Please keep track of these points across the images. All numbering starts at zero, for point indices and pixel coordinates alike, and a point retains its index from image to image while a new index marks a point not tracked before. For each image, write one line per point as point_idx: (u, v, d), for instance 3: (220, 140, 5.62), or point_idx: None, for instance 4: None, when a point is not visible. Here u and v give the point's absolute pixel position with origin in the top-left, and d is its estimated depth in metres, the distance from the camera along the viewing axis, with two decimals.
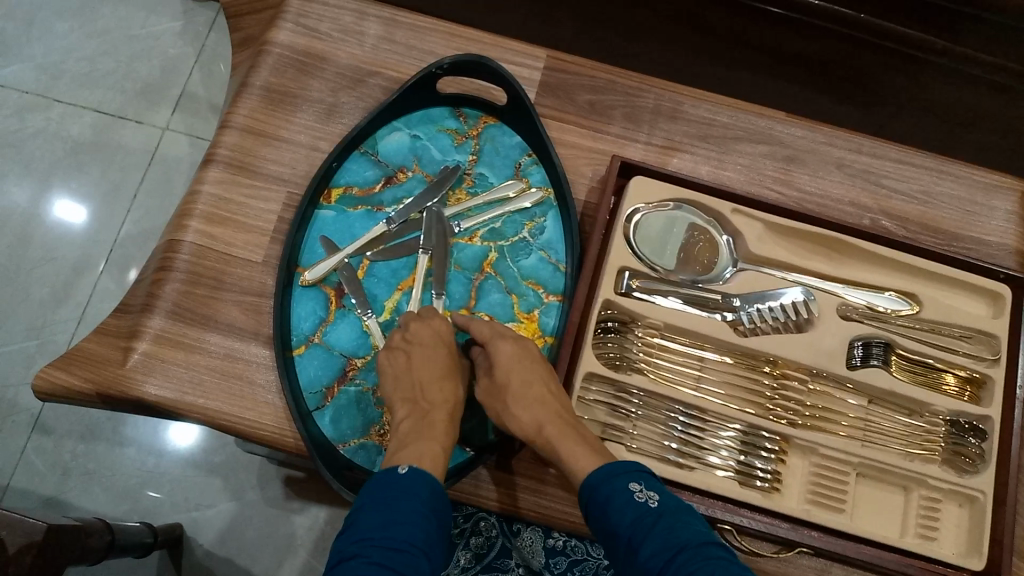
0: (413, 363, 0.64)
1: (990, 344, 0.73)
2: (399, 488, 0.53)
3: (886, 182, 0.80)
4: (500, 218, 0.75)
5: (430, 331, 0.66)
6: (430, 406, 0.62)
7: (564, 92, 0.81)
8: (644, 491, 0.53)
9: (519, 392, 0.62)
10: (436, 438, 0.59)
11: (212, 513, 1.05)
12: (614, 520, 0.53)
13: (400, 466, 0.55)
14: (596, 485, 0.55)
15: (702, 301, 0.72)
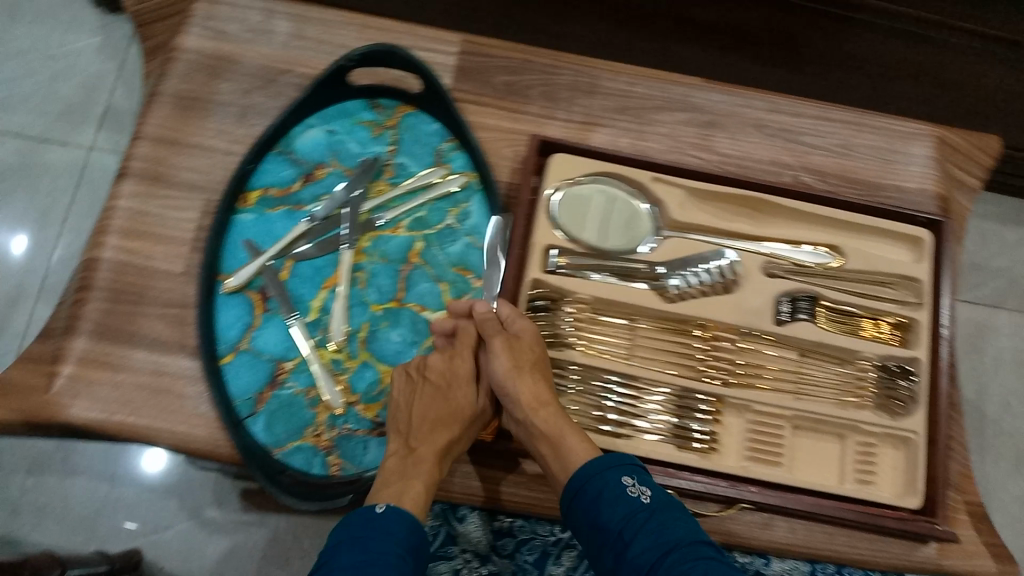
0: (415, 394, 0.66)
1: (914, 288, 0.75)
2: (377, 529, 0.56)
3: (805, 139, 0.80)
4: (425, 207, 0.75)
5: (437, 357, 0.68)
6: (418, 447, 0.63)
7: (482, 75, 0.79)
8: (635, 487, 0.57)
9: (526, 380, 0.64)
10: (418, 481, 0.61)
11: (166, 533, 1.03)
12: (604, 513, 0.57)
13: (378, 504, 0.58)
14: (588, 478, 0.59)
15: (630, 272, 0.74)
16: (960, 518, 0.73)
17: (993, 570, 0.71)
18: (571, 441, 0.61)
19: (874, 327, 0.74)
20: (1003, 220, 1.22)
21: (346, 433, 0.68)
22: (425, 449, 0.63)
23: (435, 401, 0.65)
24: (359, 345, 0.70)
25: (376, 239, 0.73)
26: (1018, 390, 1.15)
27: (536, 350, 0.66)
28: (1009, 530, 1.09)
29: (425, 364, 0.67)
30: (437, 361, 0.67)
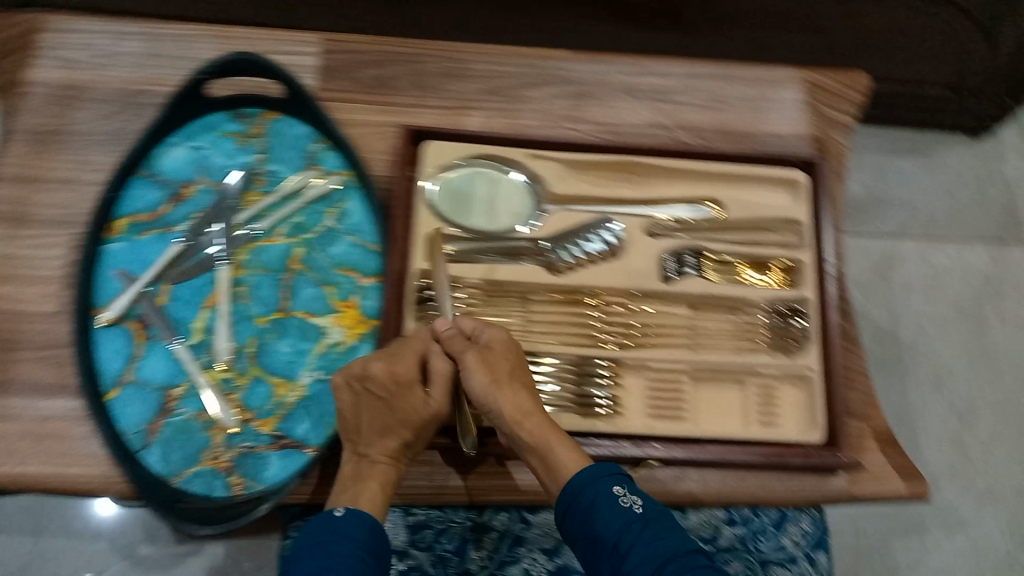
0: (361, 404, 0.63)
1: (795, 230, 0.76)
2: (336, 533, 0.57)
3: (674, 99, 0.81)
4: (301, 211, 0.74)
5: (385, 366, 0.63)
6: (367, 451, 0.62)
7: (348, 72, 0.78)
8: (628, 495, 0.56)
9: (506, 392, 0.62)
10: (372, 481, 0.61)
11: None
12: (599, 524, 0.55)
13: (337, 508, 0.59)
14: (582, 488, 0.57)
15: (517, 250, 0.74)
16: (867, 444, 0.75)
17: (903, 491, 0.74)
18: (559, 452, 0.60)
19: (753, 273, 0.76)
20: (898, 151, 1.23)
21: (244, 452, 0.68)
22: (376, 451, 0.62)
23: (387, 408, 0.62)
24: (248, 361, 0.70)
25: (254, 251, 0.73)
26: (932, 315, 1.17)
27: (509, 359, 0.63)
28: (932, 450, 1.13)
29: (368, 374, 0.62)
30: (386, 372, 0.62)
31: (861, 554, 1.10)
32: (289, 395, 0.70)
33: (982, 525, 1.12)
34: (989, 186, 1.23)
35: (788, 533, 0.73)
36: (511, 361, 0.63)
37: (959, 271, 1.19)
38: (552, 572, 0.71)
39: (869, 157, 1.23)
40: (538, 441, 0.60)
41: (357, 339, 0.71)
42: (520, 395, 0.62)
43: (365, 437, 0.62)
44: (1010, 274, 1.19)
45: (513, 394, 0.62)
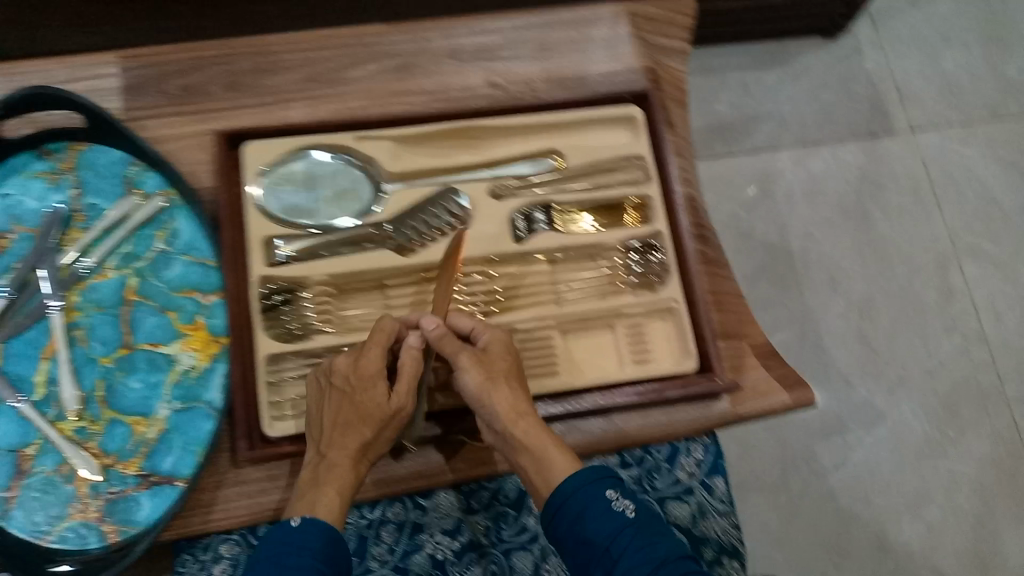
0: (331, 403, 0.62)
1: (640, 166, 0.76)
2: (290, 544, 0.56)
3: (501, 54, 0.78)
4: (129, 240, 0.72)
5: (360, 363, 0.63)
6: (328, 452, 0.61)
7: (153, 86, 0.75)
8: (620, 500, 0.56)
9: (502, 391, 0.61)
10: (329, 485, 0.60)
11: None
12: (590, 527, 0.55)
13: (293, 517, 0.58)
14: (571, 494, 0.56)
15: (362, 237, 0.72)
16: (748, 362, 0.75)
17: (788, 401, 0.74)
18: (552, 454, 0.59)
19: (589, 218, 0.75)
20: (760, 65, 1.26)
21: (112, 497, 0.66)
22: (336, 453, 0.61)
23: (355, 405, 0.61)
24: (100, 406, 0.68)
25: (85, 291, 0.70)
26: (816, 219, 1.21)
27: (508, 361, 0.64)
28: (838, 346, 1.17)
29: (341, 372, 0.63)
30: (360, 370, 0.62)
31: (788, 466, 1.13)
32: (149, 432, 0.68)
33: (896, 411, 1.16)
34: (854, 82, 1.26)
35: (682, 466, 0.73)
36: (509, 362, 0.64)
37: (836, 170, 1.23)
38: (457, 551, 0.70)
39: (734, 76, 1.25)
40: (530, 442, 0.60)
41: (210, 360, 0.69)
42: (516, 394, 0.62)
43: (328, 438, 0.61)
44: (885, 166, 1.23)
45: (511, 392, 0.62)
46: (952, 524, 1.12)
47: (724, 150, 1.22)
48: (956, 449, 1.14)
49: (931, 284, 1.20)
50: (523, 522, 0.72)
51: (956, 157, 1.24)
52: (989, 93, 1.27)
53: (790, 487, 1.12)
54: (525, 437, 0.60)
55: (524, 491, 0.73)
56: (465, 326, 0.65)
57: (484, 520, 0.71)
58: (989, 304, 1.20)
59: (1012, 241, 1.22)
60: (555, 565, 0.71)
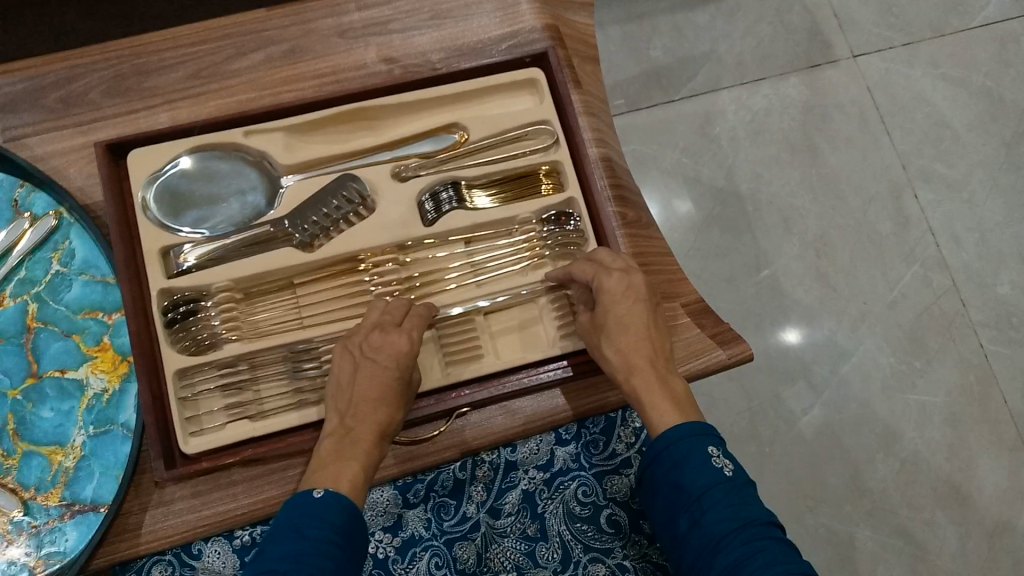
0: (360, 376, 0.59)
1: (549, 131, 0.73)
2: (311, 517, 0.53)
3: (392, 28, 0.76)
4: (23, 265, 0.69)
5: (391, 337, 0.60)
6: (355, 425, 0.58)
7: (30, 102, 0.72)
8: (721, 457, 0.54)
9: (619, 342, 0.60)
10: (355, 460, 0.57)
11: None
12: (687, 477, 0.53)
13: (316, 489, 0.54)
14: (674, 442, 0.55)
15: (264, 238, 0.69)
16: (680, 322, 0.72)
17: (723, 358, 0.70)
18: (662, 405, 0.57)
19: (484, 195, 0.72)
20: (691, 5, 1.26)
21: (34, 531, 0.62)
22: (362, 428, 0.58)
23: (391, 379, 0.59)
24: (13, 439, 0.65)
25: None
26: (766, 159, 1.20)
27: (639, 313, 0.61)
28: (795, 285, 1.16)
29: (376, 346, 0.60)
30: (395, 344, 0.60)
31: (754, 415, 1.11)
32: (66, 460, 0.64)
33: (861, 348, 1.14)
34: (789, 13, 1.26)
35: (619, 437, 0.71)
36: (647, 300, 0.62)
37: (780, 107, 1.22)
38: (399, 548, 0.67)
39: (664, 19, 1.25)
40: (657, 379, 0.58)
41: (121, 380, 0.66)
42: (654, 332, 0.61)
43: (357, 411, 0.59)
44: (829, 97, 1.23)
45: (645, 326, 0.61)
46: (926, 457, 1.10)
47: (663, 99, 1.22)
48: (923, 380, 1.13)
49: (885, 214, 1.19)
50: (464, 511, 0.68)
51: (902, 79, 1.25)
52: (928, 10, 1.28)
53: (759, 435, 1.11)
54: (654, 370, 0.59)
55: (462, 478, 0.69)
56: (585, 275, 0.63)
57: (424, 513, 0.68)
58: (946, 228, 1.20)
59: (963, 161, 1.22)
60: (500, 552, 0.68)
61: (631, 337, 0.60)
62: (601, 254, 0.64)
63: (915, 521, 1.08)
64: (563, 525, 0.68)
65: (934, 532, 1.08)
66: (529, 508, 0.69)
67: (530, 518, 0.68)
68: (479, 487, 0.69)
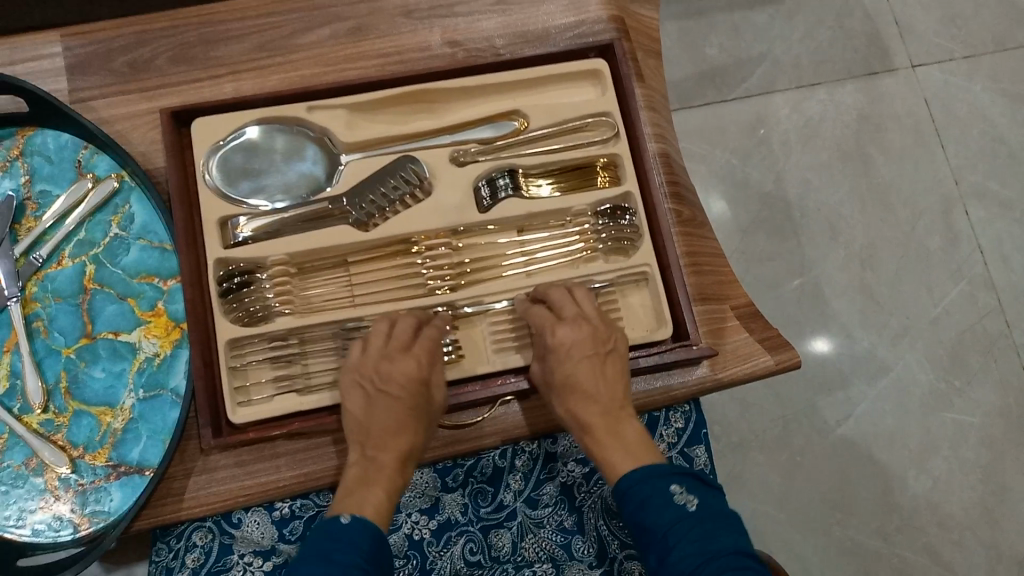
0: (375, 405, 0.59)
1: (609, 123, 0.73)
2: (338, 541, 0.52)
3: (458, 12, 0.76)
4: (83, 227, 0.70)
5: (399, 363, 0.60)
6: (376, 454, 0.58)
7: (97, 65, 0.73)
8: (684, 493, 0.53)
9: (575, 398, 0.60)
10: (378, 486, 0.56)
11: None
12: (651, 516, 0.53)
13: (343, 513, 0.54)
14: (635, 483, 0.54)
15: (321, 214, 0.69)
16: (729, 326, 0.71)
17: (770, 364, 0.70)
18: (614, 456, 0.57)
19: (543, 183, 0.72)
20: (750, 4, 1.24)
21: (82, 488, 0.63)
22: (386, 456, 0.58)
23: (408, 407, 0.59)
24: (64, 397, 0.65)
25: (43, 281, 0.68)
26: (816, 165, 1.19)
27: (583, 366, 0.61)
28: (837, 294, 1.14)
29: (385, 375, 0.60)
30: (404, 370, 0.60)
31: (788, 422, 1.10)
32: (116, 421, 0.65)
33: (901, 362, 1.12)
34: (849, 18, 1.24)
35: (662, 436, 0.70)
36: (594, 352, 0.61)
37: (834, 113, 1.20)
38: (434, 531, 0.67)
39: (722, 17, 1.23)
40: (605, 433, 0.58)
41: (172, 347, 0.66)
42: (603, 384, 0.60)
43: (376, 439, 0.58)
44: (885, 106, 1.21)
45: (593, 381, 0.60)
46: (958, 477, 1.09)
47: (715, 98, 1.20)
48: (962, 399, 1.11)
49: (933, 228, 1.17)
50: (501, 499, 0.68)
51: (960, 92, 1.23)
52: (993, 23, 1.25)
53: (791, 444, 1.10)
54: (602, 424, 0.59)
55: (501, 466, 0.69)
56: (538, 324, 0.63)
57: (462, 497, 0.68)
58: (995, 247, 1.17)
59: (1019, 179, 1.20)
60: (535, 542, 0.67)
61: (579, 395, 0.60)
62: (558, 301, 0.64)
63: (943, 540, 1.07)
64: (599, 521, 0.68)
65: (962, 553, 1.06)
66: (567, 501, 0.69)
67: (567, 511, 0.68)
68: (517, 476, 0.69)
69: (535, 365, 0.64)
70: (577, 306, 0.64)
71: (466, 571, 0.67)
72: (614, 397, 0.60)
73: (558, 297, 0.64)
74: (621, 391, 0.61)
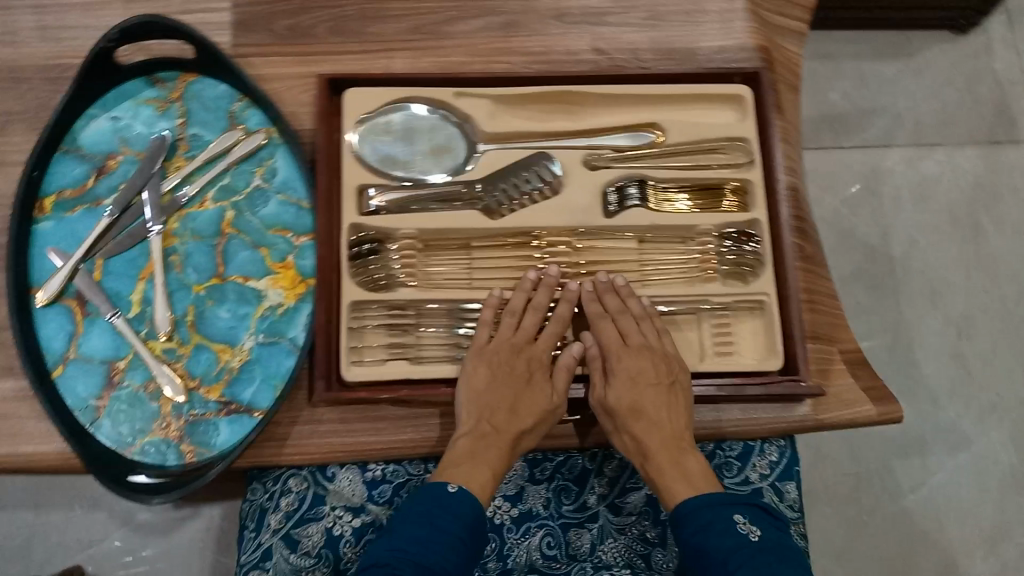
0: (499, 385, 0.64)
1: (743, 148, 0.73)
2: (444, 509, 0.58)
3: (607, 21, 0.78)
4: (228, 174, 0.73)
5: (523, 359, 0.66)
6: (492, 432, 0.62)
7: (260, 25, 0.76)
8: (747, 524, 0.56)
9: (642, 421, 0.63)
10: (485, 464, 0.61)
11: (134, 561, 1.00)
12: (711, 541, 0.55)
13: (451, 483, 0.59)
14: (697, 509, 0.57)
15: (453, 196, 0.71)
16: (835, 368, 0.71)
17: (873, 414, 0.69)
18: (678, 486, 0.60)
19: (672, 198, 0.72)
20: (879, 55, 1.23)
21: (192, 419, 0.66)
22: (501, 436, 0.62)
23: (522, 398, 0.64)
24: (189, 330, 0.68)
25: (184, 218, 0.71)
26: (924, 227, 1.17)
27: (648, 392, 0.64)
28: (927, 359, 1.12)
29: (511, 363, 0.65)
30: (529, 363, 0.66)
31: (860, 480, 1.08)
32: (233, 360, 0.68)
33: (985, 440, 1.09)
34: (979, 84, 1.22)
35: (754, 466, 0.70)
36: (658, 382, 0.64)
37: (951, 176, 1.18)
38: (515, 519, 0.68)
39: (848, 64, 1.23)
40: (668, 463, 0.61)
41: (296, 299, 0.69)
42: (667, 414, 0.63)
43: (495, 417, 0.63)
44: (1005, 176, 1.18)
45: (657, 408, 0.63)
46: None
47: (832, 142, 1.19)
48: None
49: None
50: (584, 500, 0.69)
51: None
52: None
53: (861, 502, 1.07)
54: (667, 454, 0.62)
55: (588, 468, 0.70)
56: (606, 341, 0.66)
57: (546, 492, 0.69)
58: None
59: None
60: (614, 547, 0.68)
61: (644, 423, 0.63)
62: (624, 326, 0.67)
63: None
64: None
65: None
66: (651, 513, 0.69)
67: (651, 522, 0.68)
68: (603, 481, 0.69)
69: (595, 378, 0.66)
70: (642, 335, 0.66)
71: (542, 563, 0.67)
72: (678, 427, 0.63)
73: (626, 324, 0.67)
74: (684, 423, 0.63)
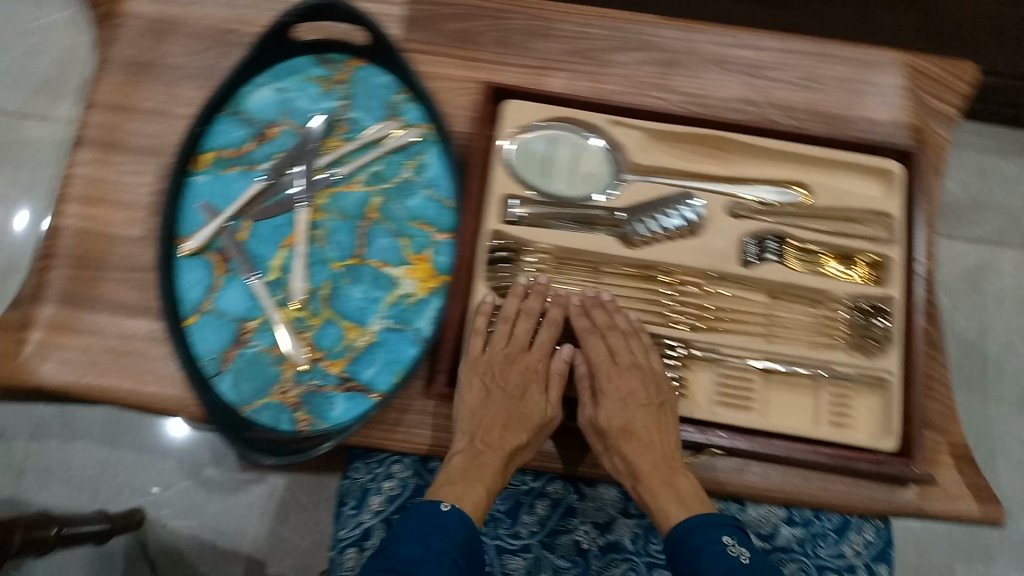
0: (492, 400, 0.65)
1: (886, 224, 0.73)
2: (435, 528, 0.58)
3: (766, 75, 0.79)
4: (380, 161, 0.75)
5: (519, 368, 0.66)
6: (485, 449, 0.63)
7: (430, 24, 0.79)
8: (737, 546, 0.57)
9: (630, 443, 0.63)
10: (480, 483, 0.62)
11: (195, 513, 1.02)
12: (705, 564, 0.56)
13: (444, 502, 0.59)
14: (689, 533, 0.58)
15: (594, 219, 0.72)
16: (941, 459, 0.70)
17: (975, 512, 0.68)
18: (670, 508, 0.61)
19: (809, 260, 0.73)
20: (1003, 150, 1.21)
21: (311, 389, 0.68)
22: (491, 453, 0.63)
23: (514, 406, 0.65)
24: (321, 303, 0.70)
25: (332, 197, 0.73)
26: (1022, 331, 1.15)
27: (640, 415, 0.64)
28: (1005, 465, 1.09)
29: (504, 376, 0.66)
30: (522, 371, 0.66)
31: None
32: (359, 340, 0.69)
33: None
34: None
35: (849, 542, 0.70)
36: (647, 403, 0.65)
37: None
38: (601, 547, 0.70)
39: (970, 155, 1.21)
40: (661, 489, 0.62)
41: (427, 293, 0.71)
42: (659, 435, 0.64)
43: (489, 435, 0.64)
44: None
45: (648, 432, 0.64)
46: None
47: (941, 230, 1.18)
48: None
49: None
50: None
51: None
52: None
53: None
54: (660, 480, 0.62)
55: None
56: (597, 358, 0.67)
57: (636, 527, 0.71)
58: None
59: None
60: None
61: (636, 443, 0.63)
62: (613, 342, 0.67)
63: None
64: None
65: None
66: None
67: None
68: None
69: (584, 399, 0.67)
70: (632, 352, 0.67)
71: None
72: (668, 449, 0.63)
73: (614, 339, 0.67)
74: (676, 447, 0.64)
